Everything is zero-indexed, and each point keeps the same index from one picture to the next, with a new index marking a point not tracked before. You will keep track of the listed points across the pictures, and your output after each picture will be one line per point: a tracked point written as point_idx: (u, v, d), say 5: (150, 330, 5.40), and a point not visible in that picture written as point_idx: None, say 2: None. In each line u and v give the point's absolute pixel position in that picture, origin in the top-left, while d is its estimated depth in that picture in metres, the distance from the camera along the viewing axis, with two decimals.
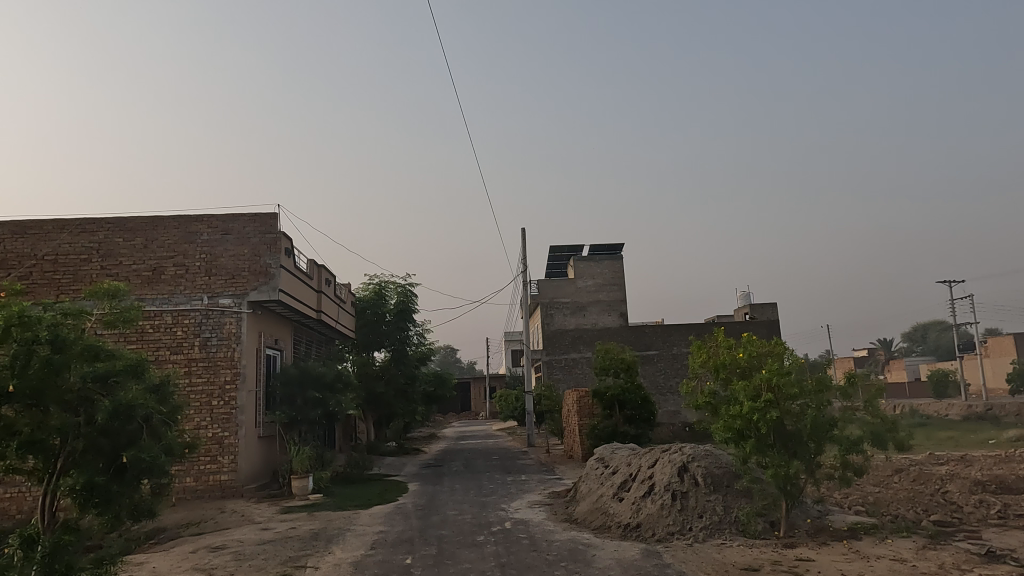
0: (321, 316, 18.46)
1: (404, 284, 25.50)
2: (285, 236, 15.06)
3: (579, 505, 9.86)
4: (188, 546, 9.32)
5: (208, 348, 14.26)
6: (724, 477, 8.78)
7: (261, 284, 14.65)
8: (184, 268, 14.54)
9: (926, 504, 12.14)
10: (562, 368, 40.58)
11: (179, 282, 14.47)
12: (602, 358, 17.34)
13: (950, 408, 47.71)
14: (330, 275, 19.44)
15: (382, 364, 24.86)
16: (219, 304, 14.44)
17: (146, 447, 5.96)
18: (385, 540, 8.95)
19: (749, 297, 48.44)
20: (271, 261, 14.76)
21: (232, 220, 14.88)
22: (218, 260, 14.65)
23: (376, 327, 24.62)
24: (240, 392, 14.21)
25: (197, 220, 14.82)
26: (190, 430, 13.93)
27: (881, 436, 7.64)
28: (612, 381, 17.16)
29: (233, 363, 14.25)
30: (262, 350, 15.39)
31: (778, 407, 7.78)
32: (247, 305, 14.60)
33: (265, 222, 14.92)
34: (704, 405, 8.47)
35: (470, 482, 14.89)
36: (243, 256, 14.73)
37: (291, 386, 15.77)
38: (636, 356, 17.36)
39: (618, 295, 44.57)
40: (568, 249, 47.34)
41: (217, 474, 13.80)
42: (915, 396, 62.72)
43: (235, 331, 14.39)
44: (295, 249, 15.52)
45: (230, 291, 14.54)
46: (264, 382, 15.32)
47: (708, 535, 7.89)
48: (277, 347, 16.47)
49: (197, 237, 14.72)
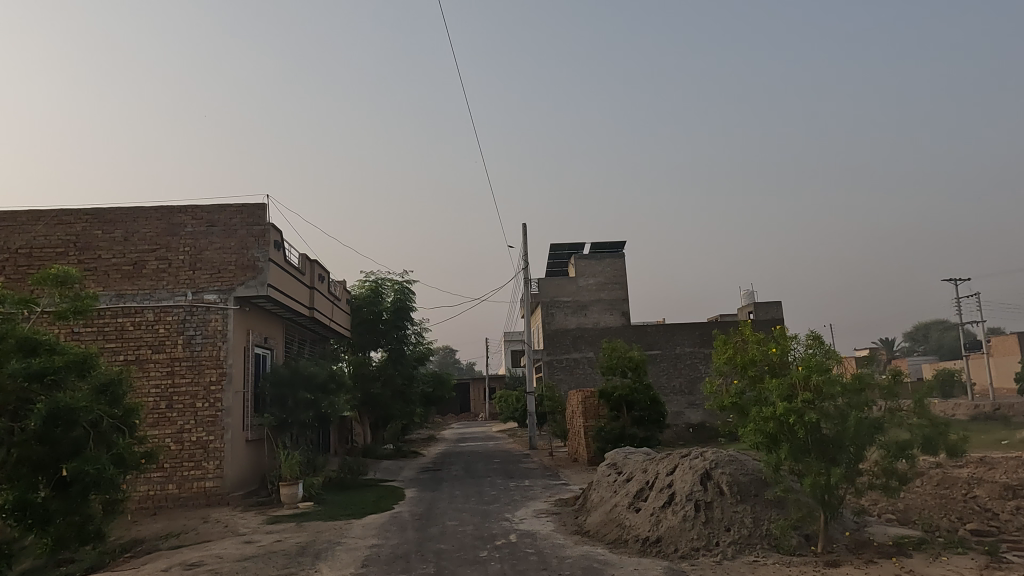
0: (314, 314, 17.63)
1: (402, 281, 24.62)
2: (274, 228, 14.23)
3: (590, 515, 9.05)
4: (162, 562, 8.50)
5: (192, 346, 13.45)
6: (752, 485, 7.98)
7: (248, 279, 13.82)
8: (167, 262, 13.73)
9: (959, 511, 11.33)
10: (564, 369, 39.76)
11: (162, 277, 13.65)
12: (608, 356, 16.55)
13: (957, 408, 46.95)
14: (324, 271, 18.62)
15: (379, 364, 24.02)
16: (204, 300, 13.62)
17: (87, 457, 6.63)
18: (378, 555, 8.13)
19: (753, 295, 47.67)
20: (259, 255, 13.93)
21: (218, 211, 14.05)
22: (203, 253, 13.83)
23: (372, 326, 23.76)
24: (226, 393, 13.39)
25: (181, 211, 13.99)
26: (173, 433, 13.11)
27: (933, 441, 6.81)
28: (619, 381, 16.36)
29: (218, 363, 13.44)
30: (251, 349, 14.56)
31: (816, 409, 6.98)
32: (234, 301, 13.78)
33: (253, 213, 14.09)
34: (730, 406, 7.68)
35: (470, 487, 14.06)
36: (229, 249, 13.90)
37: (281, 387, 14.94)
38: (644, 355, 16.55)
39: (620, 294, 43.76)
40: (569, 247, 46.55)
41: (202, 481, 12.98)
42: None
43: (221, 329, 13.58)
44: (285, 242, 14.69)
45: (216, 286, 13.72)
46: (252, 383, 14.48)
47: (738, 551, 7.08)
48: (267, 346, 15.63)
49: (181, 229, 13.90)
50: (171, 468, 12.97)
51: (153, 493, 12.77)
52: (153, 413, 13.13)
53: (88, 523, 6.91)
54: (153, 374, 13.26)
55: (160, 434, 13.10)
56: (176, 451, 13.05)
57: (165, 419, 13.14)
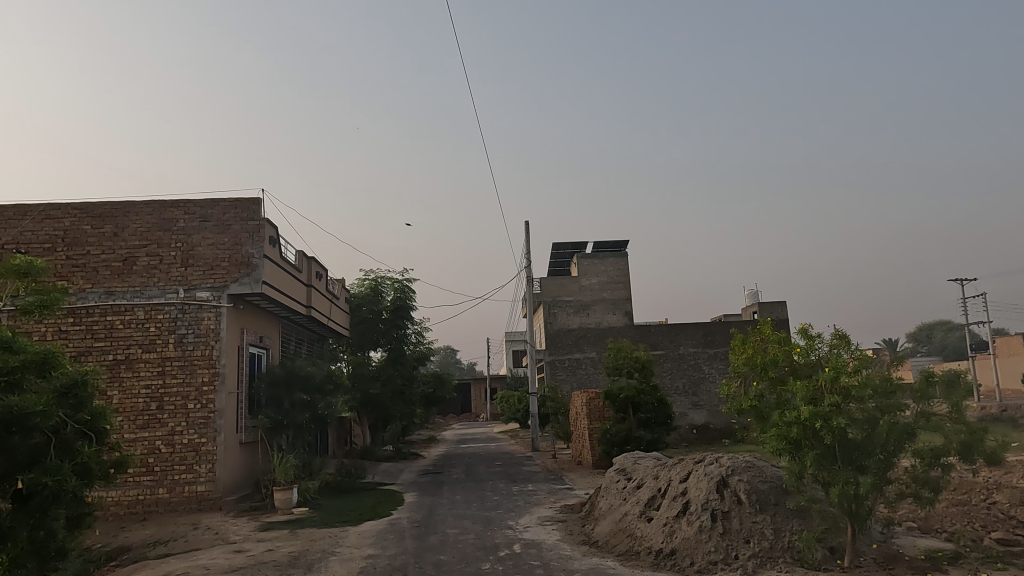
0: (311, 312, 17.17)
1: (402, 280, 24.12)
2: (270, 223, 13.76)
3: (598, 524, 8.57)
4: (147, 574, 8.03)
5: (184, 346, 12.98)
6: (772, 494, 7.50)
7: (242, 276, 13.35)
8: (159, 259, 13.26)
9: (982, 518, 10.85)
10: (566, 369, 39.30)
11: (152, 274, 13.19)
12: (614, 357, 16.09)
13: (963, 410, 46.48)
14: (322, 269, 18.14)
15: (379, 364, 23.56)
16: (196, 297, 13.16)
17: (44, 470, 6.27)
18: (375, 567, 7.66)
19: (758, 295, 47.18)
20: (254, 251, 13.45)
21: (211, 206, 13.58)
22: (195, 249, 13.36)
23: (371, 325, 23.28)
24: (219, 394, 12.92)
25: (172, 206, 13.52)
26: (164, 436, 12.64)
27: (971, 447, 6.32)
28: (625, 382, 15.89)
29: (211, 362, 12.97)
30: (245, 348, 14.09)
31: (844, 413, 6.49)
32: (227, 298, 13.31)
33: (247, 208, 13.62)
34: (749, 411, 7.19)
35: (472, 492, 13.59)
36: (223, 245, 13.43)
37: (277, 388, 14.47)
38: (651, 355, 16.08)
39: (623, 293, 43.28)
40: (571, 246, 46.08)
41: (193, 485, 12.52)
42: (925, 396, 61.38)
43: (213, 328, 13.11)
44: (281, 238, 14.22)
45: (209, 283, 13.25)
46: (246, 384, 14.01)
47: (759, 565, 6.60)
48: (262, 345, 15.16)
49: (173, 224, 13.43)
50: (161, 472, 12.52)
51: (143, 498, 12.33)
52: (143, 414, 12.67)
53: (51, 540, 6.54)
54: (143, 375, 12.81)
55: (150, 437, 12.63)
56: (167, 454, 12.59)
57: (155, 421, 12.68)
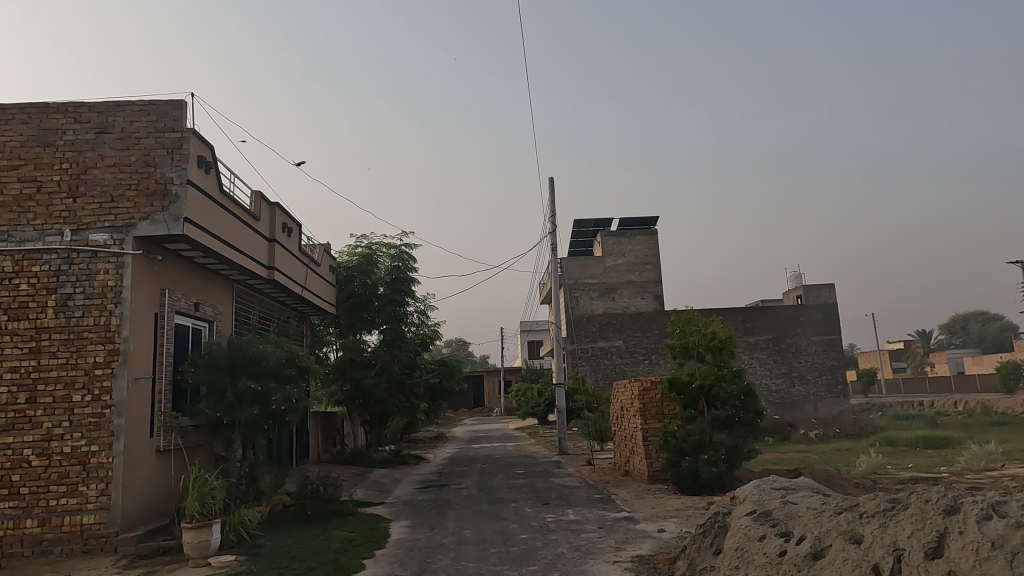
0: (275, 276, 13.00)
1: (400, 245, 19.77)
2: (197, 137, 9.62)
3: None
4: None
5: (68, 312, 8.92)
6: None
7: (154, 211, 9.18)
8: (36, 186, 9.18)
9: None
10: (590, 360, 35.42)
11: (26, 208, 9.12)
12: (679, 333, 11.84)
13: (962, 414, 45.65)
14: (290, 222, 13.99)
15: (373, 349, 19.46)
16: (88, 241, 9.07)
17: None
18: None
19: (800, 278, 42.81)
20: (173, 175, 9.30)
21: (111, 110, 9.46)
22: (88, 172, 9.27)
23: (365, 300, 19.10)
24: (117, 382, 8.81)
25: (55, 111, 9.41)
26: (36, 442, 8.60)
27: None
28: (696, 368, 11.67)
29: (107, 335, 8.88)
30: (167, 318, 9.97)
31: None
32: (133, 244, 9.17)
33: (164, 115, 9.50)
34: None
35: (487, 522, 9.42)
36: (127, 168, 9.30)
37: (216, 375, 10.37)
38: (732, 332, 11.81)
39: (652, 275, 38.97)
40: (595, 223, 41.80)
41: (78, 515, 8.46)
42: (991, 392, 60.74)
43: (112, 286, 9.01)
44: (214, 161, 10.03)
45: (107, 221, 9.15)
46: (168, 368, 9.90)
47: None
48: (199, 316, 11.02)
49: (57, 137, 9.32)
50: (31, 495, 8.49)
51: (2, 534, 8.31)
52: (6, 411, 8.64)
53: None
54: (7, 354, 8.77)
55: (16, 444, 8.59)
56: (39, 470, 8.55)
57: (24, 421, 8.64)
